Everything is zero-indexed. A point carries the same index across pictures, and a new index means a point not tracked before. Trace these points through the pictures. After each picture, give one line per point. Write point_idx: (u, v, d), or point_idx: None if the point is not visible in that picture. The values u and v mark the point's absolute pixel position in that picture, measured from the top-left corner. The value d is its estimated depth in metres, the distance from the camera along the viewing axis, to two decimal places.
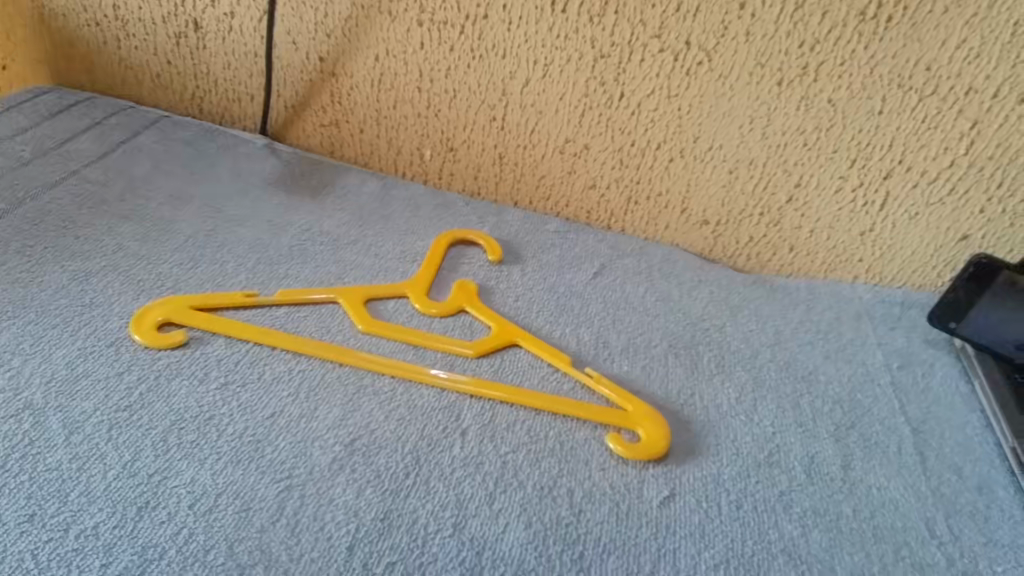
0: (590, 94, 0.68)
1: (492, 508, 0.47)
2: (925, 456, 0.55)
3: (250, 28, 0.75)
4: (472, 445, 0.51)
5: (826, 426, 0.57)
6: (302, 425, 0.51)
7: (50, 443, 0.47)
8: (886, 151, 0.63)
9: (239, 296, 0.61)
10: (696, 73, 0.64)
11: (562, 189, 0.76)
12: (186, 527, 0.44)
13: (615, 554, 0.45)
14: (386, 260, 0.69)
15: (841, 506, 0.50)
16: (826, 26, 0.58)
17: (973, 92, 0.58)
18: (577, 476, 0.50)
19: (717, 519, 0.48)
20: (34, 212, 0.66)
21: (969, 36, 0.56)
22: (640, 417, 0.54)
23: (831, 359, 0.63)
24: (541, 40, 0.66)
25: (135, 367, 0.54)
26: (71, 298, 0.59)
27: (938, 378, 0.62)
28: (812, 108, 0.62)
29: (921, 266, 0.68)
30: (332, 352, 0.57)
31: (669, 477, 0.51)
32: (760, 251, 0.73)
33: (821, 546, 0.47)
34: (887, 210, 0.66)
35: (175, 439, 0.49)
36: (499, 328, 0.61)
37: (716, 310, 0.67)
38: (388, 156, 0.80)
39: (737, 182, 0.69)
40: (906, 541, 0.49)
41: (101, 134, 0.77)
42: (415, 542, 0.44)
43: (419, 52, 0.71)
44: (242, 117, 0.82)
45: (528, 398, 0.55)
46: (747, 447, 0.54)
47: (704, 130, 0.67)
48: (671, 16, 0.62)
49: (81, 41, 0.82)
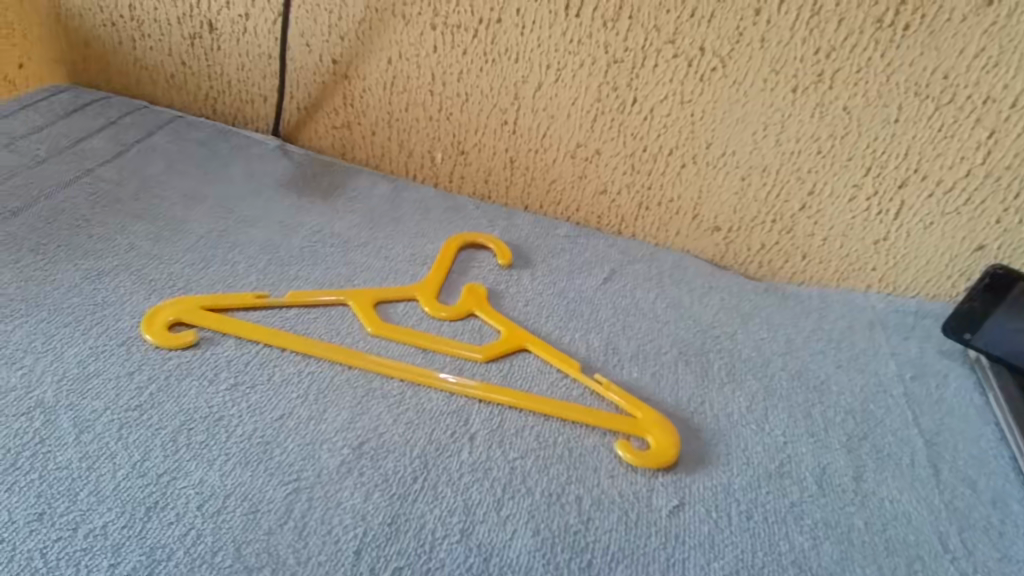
0: (602, 99, 0.68)
1: (499, 515, 0.47)
2: (938, 468, 0.55)
3: (264, 30, 0.75)
4: (481, 451, 0.51)
5: (838, 436, 0.56)
6: (310, 428, 0.51)
7: (61, 442, 0.48)
8: (901, 160, 0.62)
9: (249, 297, 0.61)
10: (709, 79, 0.63)
11: (573, 194, 0.75)
12: (194, 528, 0.44)
13: (624, 563, 0.45)
14: (396, 262, 0.69)
15: (853, 518, 0.50)
16: (842, 33, 0.58)
17: (991, 101, 0.58)
18: (586, 484, 0.50)
19: (727, 529, 0.48)
20: (48, 210, 0.66)
21: (988, 45, 0.56)
22: (649, 424, 0.53)
23: (843, 368, 0.63)
24: (555, 44, 0.66)
25: (146, 367, 0.54)
26: (84, 297, 0.59)
27: (952, 390, 0.62)
28: (826, 115, 0.62)
29: (935, 276, 0.68)
30: (341, 354, 0.57)
31: (678, 485, 0.50)
32: (772, 259, 0.72)
33: (832, 559, 0.47)
34: (902, 219, 0.65)
35: (185, 440, 0.49)
36: (508, 333, 0.61)
37: (726, 317, 0.67)
38: (400, 158, 0.80)
39: (749, 189, 0.68)
40: (919, 555, 0.48)
41: (115, 133, 0.78)
42: (423, 547, 0.44)
43: (432, 56, 0.71)
44: (254, 118, 0.83)
45: (537, 404, 0.54)
46: (758, 457, 0.53)
47: (717, 136, 0.66)
48: (686, 22, 0.61)
49: (98, 41, 0.82)
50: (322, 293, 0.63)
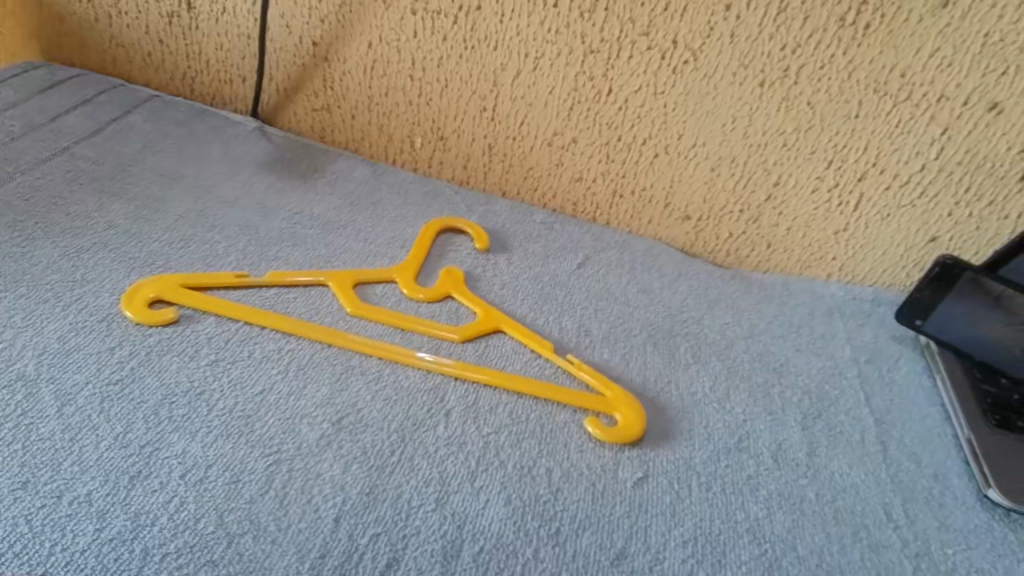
0: (579, 89, 0.70)
1: (473, 485, 0.49)
2: (886, 445, 0.58)
3: (244, 10, 0.75)
4: (456, 426, 0.53)
5: (795, 415, 0.59)
6: (291, 403, 0.53)
7: (42, 414, 0.49)
8: (861, 153, 0.65)
9: (230, 276, 0.62)
10: (682, 71, 0.65)
11: (549, 181, 0.77)
12: (177, 496, 0.45)
13: (590, 530, 0.47)
14: (375, 245, 0.70)
15: (805, 490, 0.53)
16: (807, 30, 0.60)
17: (944, 100, 0.60)
18: (556, 457, 0.52)
19: (688, 499, 0.51)
20: (25, 186, 0.67)
21: (942, 45, 0.58)
22: (618, 402, 0.56)
23: (802, 352, 0.66)
24: (533, 33, 0.68)
25: (126, 342, 0.55)
26: (63, 273, 0.59)
27: (902, 373, 0.65)
28: (791, 109, 0.64)
29: (891, 266, 0.71)
30: (322, 333, 0.58)
31: (643, 459, 0.53)
32: (739, 247, 0.75)
33: (784, 527, 0.50)
34: (860, 210, 0.68)
35: (167, 413, 0.50)
36: (484, 314, 0.63)
37: (694, 302, 0.69)
38: (379, 142, 0.81)
39: (718, 179, 0.71)
40: (865, 524, 0.51)
41: (92, 111, 0.77)
42: (399, 515, 0.46)
43: (412, 41, 0.72)
44: (233, 99, 0.83)
45: (513, 383, 0.56)
46: (718, 432, 0.56)
47: (688, 127, 0.68)
48: (659, 15, 0.63)
49: (73, 18, 0.82)
50: (305, 273, 0.64)
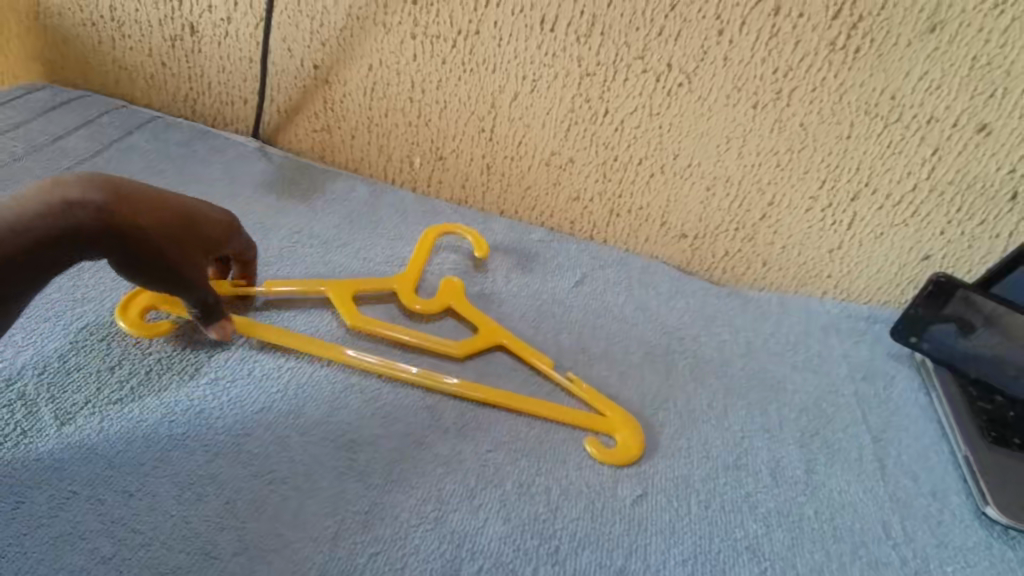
0: (575, 110, 0.70)
1: (472, 503, 0.49)
2: (884, 462, 0.58)
3: (246, 34, 0.76)
4: (455, 443, 0.53)
5: (792, 432, 0.60)
6: (289, 421, 0.53)
7: (42, 433, 0.49)
8: (853, 174, 0.65)
9: (228, 285, 0.62)
10: (676, 93, 0.66)
11: (546, 200, 0.78)
12: (175, 514, 0.45)
13: (589, 548, 0.48)
14: (374, 263, 0.71)
15: (804, 508, 0.53)
16: (799, 54, 0.60)
17: (935, 121, 0.61)
18: (554, 475, 0.52)
19: (686, 516, 0.51)
20: None
21: (931, 69, 0.58)
22: (617, 422, 0.56)
23: (798, 369, 0.66)
24: (530, 56, 0.68)
25: (126, 362, 0.55)
26: (63, 292, 0.60)
27: (898, 390, 0.66)
28: (784, 130, 0.65)
29: (886, 284, 0.71)
30: (320, 348, 0.58)
31: (642, 477, 0.53)
32: (735, 265, 0.75)
33: (782, 545, 0.50)
34: (854, 229, 0.68)
35: (166, 431, 0.51)
36: (483, 329, 0.63)
37: (691, 320, 0.70)
38: (378, 162, 0.82)
39: (714, 199, 0.71)
40: (863, 542, 0.52)
41: (94, 132, 0.78)
42: (398, 534, 0.46)
43: (412, 64, 0.73)
44: (234, 120, 0.84)
45: (522, 405, 0.56)
46: (717, 449, 0.57)
47: (683, 148, 0.69)
48: (654, 40, 0.64)
49: (76, 40, 0.83)
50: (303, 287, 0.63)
